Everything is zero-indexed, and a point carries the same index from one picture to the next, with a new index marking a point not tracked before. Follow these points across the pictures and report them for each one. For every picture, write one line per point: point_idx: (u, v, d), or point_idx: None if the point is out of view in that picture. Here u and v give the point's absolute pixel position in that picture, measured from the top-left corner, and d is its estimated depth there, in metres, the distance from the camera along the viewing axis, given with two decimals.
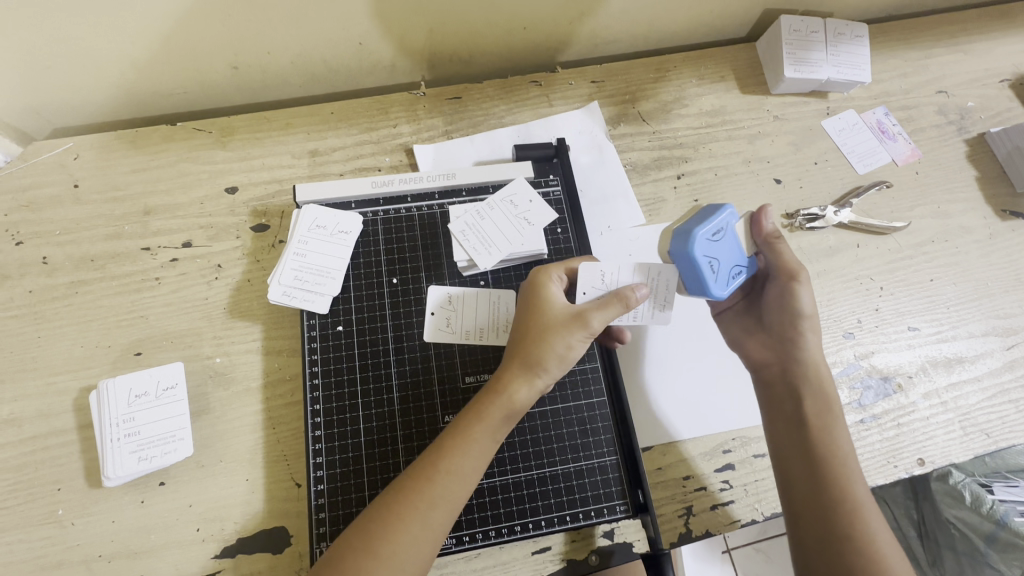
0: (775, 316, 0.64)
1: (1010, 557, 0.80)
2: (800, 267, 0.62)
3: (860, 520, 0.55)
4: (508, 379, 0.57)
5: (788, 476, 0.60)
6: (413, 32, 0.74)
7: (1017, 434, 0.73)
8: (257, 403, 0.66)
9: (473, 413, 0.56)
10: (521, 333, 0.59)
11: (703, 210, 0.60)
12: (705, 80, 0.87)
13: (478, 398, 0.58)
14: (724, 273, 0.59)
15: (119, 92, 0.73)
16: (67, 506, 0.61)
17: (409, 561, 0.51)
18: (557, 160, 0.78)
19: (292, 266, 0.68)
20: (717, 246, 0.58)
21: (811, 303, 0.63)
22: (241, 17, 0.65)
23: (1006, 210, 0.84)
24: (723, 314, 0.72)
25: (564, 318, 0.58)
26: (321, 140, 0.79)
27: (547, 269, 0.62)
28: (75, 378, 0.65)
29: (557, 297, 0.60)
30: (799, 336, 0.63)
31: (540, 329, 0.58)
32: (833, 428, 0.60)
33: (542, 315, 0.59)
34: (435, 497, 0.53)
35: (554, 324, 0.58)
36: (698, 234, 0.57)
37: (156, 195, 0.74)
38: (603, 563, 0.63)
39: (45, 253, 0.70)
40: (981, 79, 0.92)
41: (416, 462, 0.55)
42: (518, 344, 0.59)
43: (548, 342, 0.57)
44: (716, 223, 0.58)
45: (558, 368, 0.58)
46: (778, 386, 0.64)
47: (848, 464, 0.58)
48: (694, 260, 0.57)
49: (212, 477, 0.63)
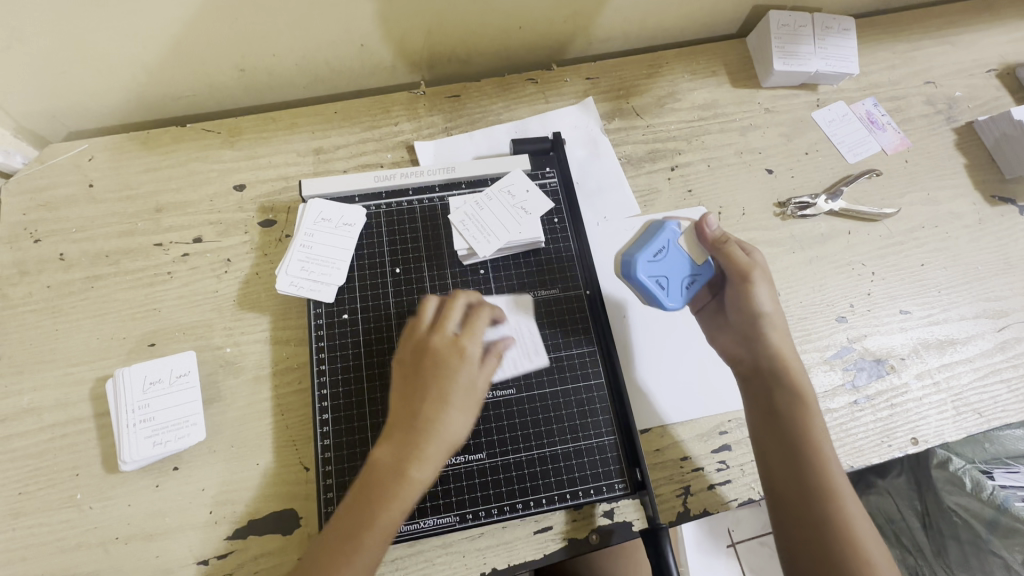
0: (738, 315, 0.67)
1: (1012, 542, 0.80)
2: (753, 268, 0.66)
3: (837, 507, 0.56)
4: (417, 460, 0.55)
5: (767, 469, 0.61)
6: (413, 33, 0.77)
7: (1009, 413, 0.74)
8: (267, 390, 0.68)
9: (384, 490, 0.54)
10: (436, 416, 0.56)
11: (647, 237, 0.75)
12: (697, 75, 0.90)
13: (384, 481, 0.54)
14: (675, 285, 0.71)
15: (132, 96, 0.76)
16: (86, 490, 0.63)
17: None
18: (553, 153, 0.81)
19: (298, 257, 0.70)
20: (662, 263, 0.72)
21: (770, 299, 0.66)
22: (248, 20, 0.68)
23: (995, 195, 0.86)
24: (699, 313, 0.74)
25: (477, 401, 0.58)
26: (325, 138, 0.81)
27: (465, 344, 0.59)
28: (92, 368, 0.68)
29: (458, 374, 0.57)
30: (761, 332, 0.65)
31: (453, 413, 0.56)
32: (808, 417, 0.61)
33: (455, 398, 0.57)
34: (366, 560, 0.53)
35: (470, 409, 0.58)
36: (636, 261, 0.72)
37: (167, 193, 0.77)
38: (603, 541, 0.65)
39: (62, 250, 0.73)
40: (968, 69, 0.94)
41: (348, 519, 0.53)
42: (429, 425, 0.56)
43: (455, 427, 0.57)
44: (655, 245, 0.73)
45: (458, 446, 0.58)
46: (752, 381, 0.66)
47: (823, 455, 0.59)
48: (640, 281, 0.72)
49: (224, 462, 0.65)
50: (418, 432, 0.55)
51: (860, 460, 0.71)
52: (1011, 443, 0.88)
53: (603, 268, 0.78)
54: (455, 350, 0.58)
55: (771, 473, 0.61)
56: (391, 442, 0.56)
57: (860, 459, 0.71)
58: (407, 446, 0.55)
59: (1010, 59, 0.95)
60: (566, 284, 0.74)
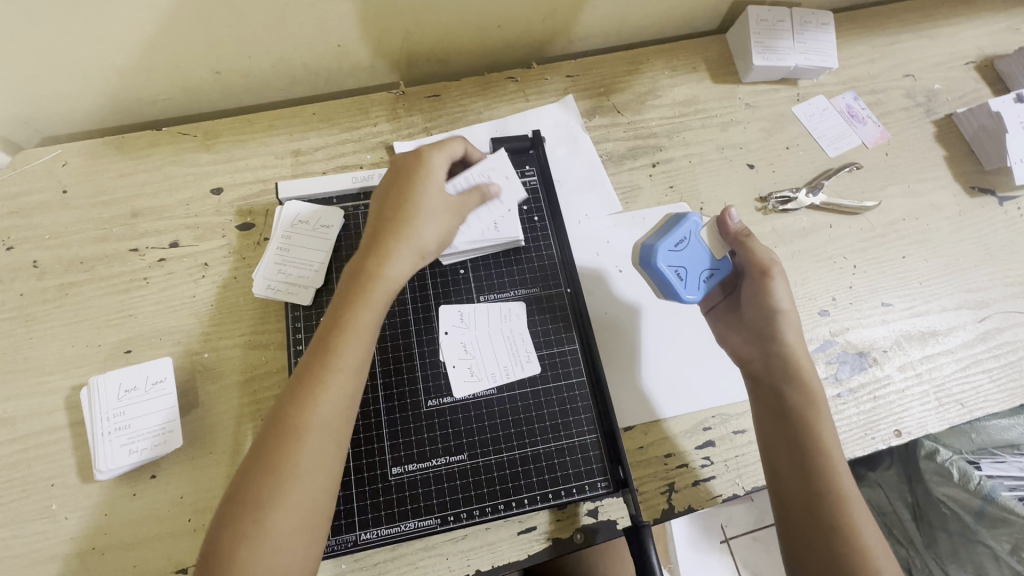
0: (754, 312, 0.66)
1: (999, 532, 0.80)
2: (772, 261, 0.65)
3: (844, 512, 0.55)
4: (383, 256, 0.57)
5: (774, 469, 0.61)
6: (390, 33, 0.76)
7: (991, 403, 0.74)
8: (245, 395, 0.67)
9: (357, 291, 0.56)
10: (402, 214, 0.59)
11: (668, 224, 0.67)
12: (678, 71, 0.90)
13: (351, 281, 0.56)
14: (694, 277, 0.65)
15: (105, 100, 0.75)
16: (61, 501, 0.62)
17: (347, 397, 0.53)
18: (533, 151, 0.81)
19: (276, 261, 0.70)
20: (683, 254, 0.65)
21: (787, 296, 0.65)
22: (220, 23, 0.67)
23: (974, 187, 0.87)
24: (709, 313, 0.73)
25: (444, 204, 0.62)
26: (303, 140, 0.81)
27: (424, 149, 0.64)
28: (66, 377, 0.67)
29: (427, 180, 0.62)
30: (777, 331, 0.64)
31: (420, 211, 0.60)
32: (816, 421, 0.60)
33: (422, 199, 0.60)
34: (340, 373, 0.52)
35: (435, 208, 0.61)
36: (658, 248, 0.64)
37: (143, 198, 0.76)
38: (588, 540, 0.65)
39: (35, 257, 0.72)
40: (947, 62, 0.94)
41: (322, 332, 0.54)
42: (395, 221, 0.59)
43: (426, 230, 0.60)
44: (677, 234, 0.65)
45: (430, 253, 0.61)
46: (761, 382, 0.65)
47: (832, 459, 0.58)
48: (659, 270, 0.64)
49: (202, 469, 0.64)
50: (387, 231, 0.59)
51: (844, 453, 0.71)
52: (996, 433, 0.87)
53: (585, 265, 0.78)
54: (419, 159, 0.63)
55: (779, 474, 0.60)
56: (362, 248, 0.59)
57: (845, 452, 0.71)
58: (377, 250, 0.57)
59: (987, 51, 0.95)
60: (546, 283, 0.73)
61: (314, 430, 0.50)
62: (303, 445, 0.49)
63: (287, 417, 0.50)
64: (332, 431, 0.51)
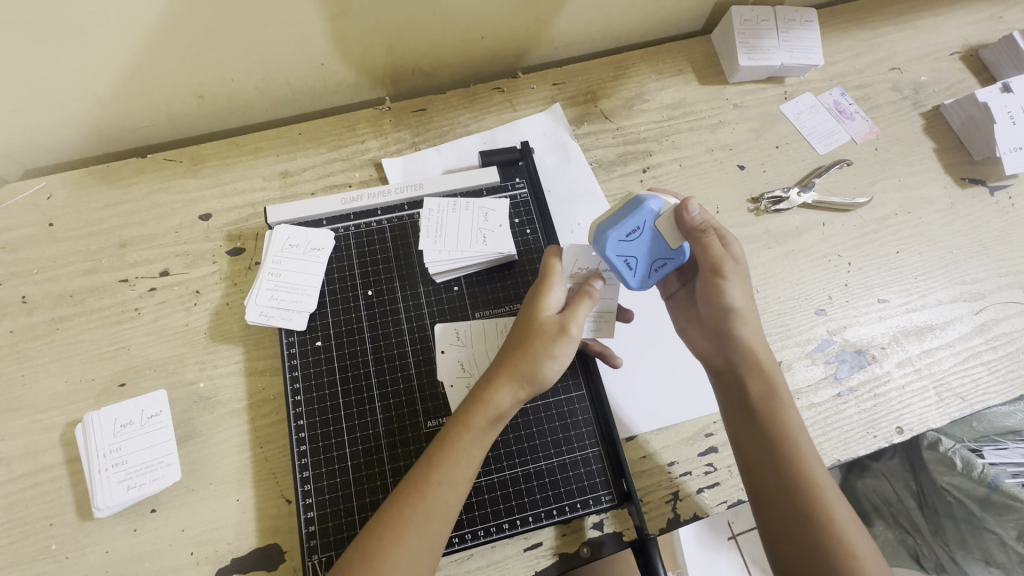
0: (707, 309, 0.63)
1: (1005, 520, 0.78)
2: (724, 260, 0.60)
3: (818, 502, 0.54)
4: (491, 382, 0.56)
5: (746, 463, 0.59)
6: (373, 50, 0.75)
7: (991, 395, 0.74)
8: (243, 424, 0.67)
9: (467, 412, 0.56)
10: (512, 341, 0.58)
11: (624, 206, 0.60)
12: (665, 74, 0.89)
13: (461, 404, 0.57)
14: (644, 266, 0.61)
15: (88, 130, 0.74)
16: (60, 540, 0.61)
17: (446, 516, 0.53)
18: (522, 163, 0.80)
19: (267, 286, 0.69)
20: (635, 244, 0.59)
21: (741, 293, 0.61)
22: (200, 47, 0.67)
23: (964, 178, 0.87)
24: (669, 301, 0.71)
25: (549, 324, 0.57)
26: (291, 161, 0.80)
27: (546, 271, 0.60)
28: (61, 413, 0.66)
29: (543, 305, 0.58)
30: (731, 328, 0.62)
31: (526, 336, 0.57)
32: (781, 412, 0.58)
33: (534, 323, 0.58)
34: (442, 493, 0.53)
35: (540, 329, 0.57)
36: (609, 237, 0.58)
37: (131, 227, 0.75)
38: (594, 554, 0.64)
39: (24, 292, 0.71)
40: (932, 54, 0.94)
41: (428, 447, 0.56)
42: (505, 349, 0.58)
43: (538, 356, 0.56)
44: (632, 222, 0.59)
45: (541, 381, 0.57)
46: (723, 376, 0.63)
47: (799, 445, 0.57)
48: (609, 261, 0.60)
49: (203, 501, 0.63)
50: (504, 357, 0.57)
51: (846, 452, 0.71)
52: (997, 420, 0.87)
53: None
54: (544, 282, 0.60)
55: (754, 474, 0.58)
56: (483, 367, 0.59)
57: (847, 451, 0.71)
58: (488, 374, 0.57)
59: (971, 41, 0.96)
60: None
61: (406, 538, 0.51)
62: (388, 556, 0.50)
63: (380, 531, 0.51)
64: (425, 545, 0.51)
